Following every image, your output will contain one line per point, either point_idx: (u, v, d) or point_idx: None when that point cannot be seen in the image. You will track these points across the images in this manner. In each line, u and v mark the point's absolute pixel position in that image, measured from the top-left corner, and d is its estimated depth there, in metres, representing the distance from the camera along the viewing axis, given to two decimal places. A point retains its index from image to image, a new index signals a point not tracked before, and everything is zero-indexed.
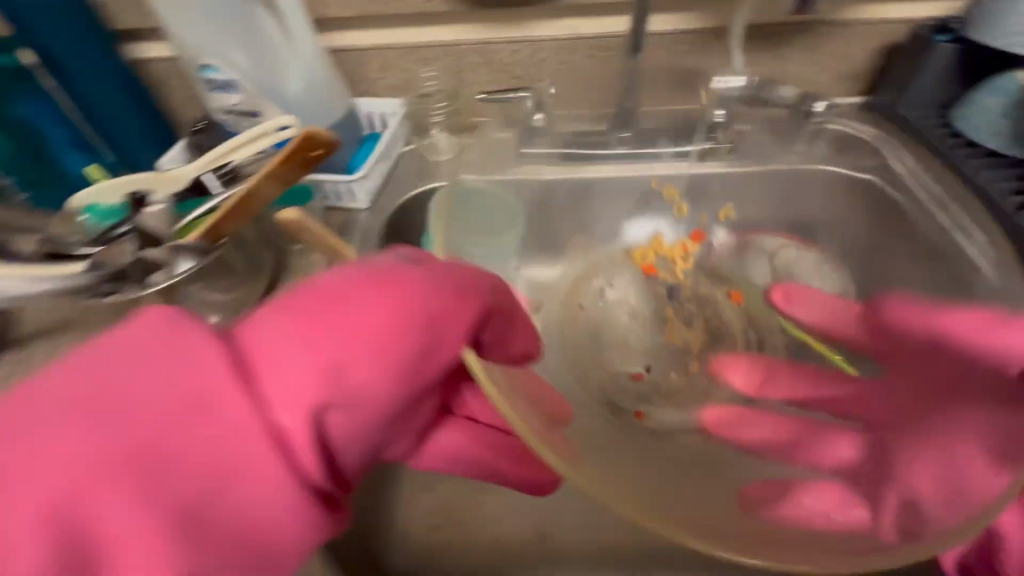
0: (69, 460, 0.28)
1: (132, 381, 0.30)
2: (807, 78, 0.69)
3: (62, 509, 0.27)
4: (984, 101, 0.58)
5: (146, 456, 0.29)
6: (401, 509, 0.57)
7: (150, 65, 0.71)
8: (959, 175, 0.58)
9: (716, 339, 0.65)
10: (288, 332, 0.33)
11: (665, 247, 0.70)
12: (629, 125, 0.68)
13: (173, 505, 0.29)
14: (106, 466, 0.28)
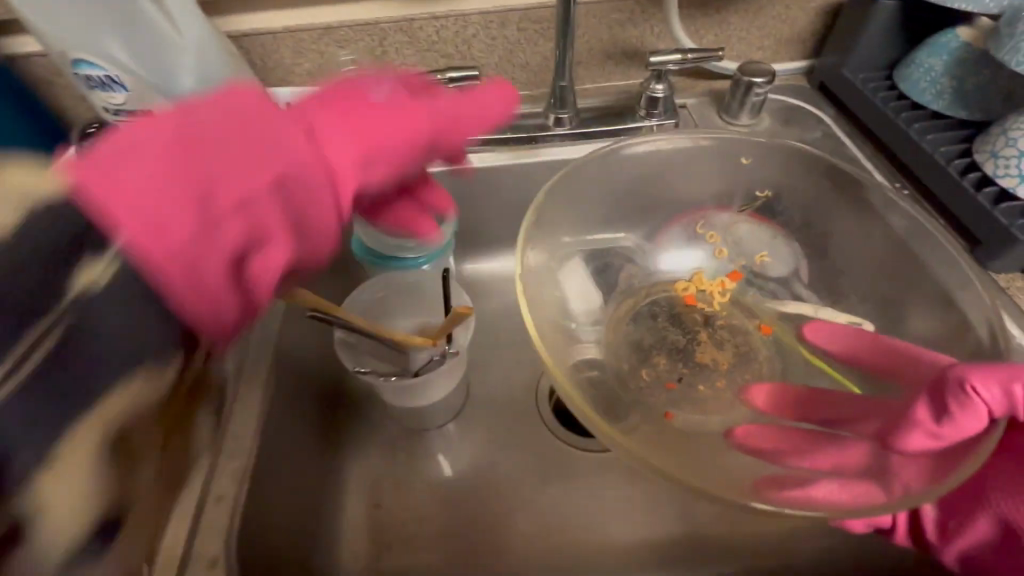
0: (254, 174, 0.25)
1: (221, 124, 0.24)
2: (753, 43, 0.65)
3: (213, 205, 0.23)
4: (928, 62, 0.56)
5: (280, 188, 0.25)
6: (343, 537, 0.53)
7: (24, 61, 0.62)
8: (905, 140, 0.56)
9: (747, 361, 0.58)
10: (332, 111, 0.29)
11: (704, 282, 0.62)
12: (566, 104, 0.63)
13: (291, 217, 0.27)
14: (262, 185, 0.25)
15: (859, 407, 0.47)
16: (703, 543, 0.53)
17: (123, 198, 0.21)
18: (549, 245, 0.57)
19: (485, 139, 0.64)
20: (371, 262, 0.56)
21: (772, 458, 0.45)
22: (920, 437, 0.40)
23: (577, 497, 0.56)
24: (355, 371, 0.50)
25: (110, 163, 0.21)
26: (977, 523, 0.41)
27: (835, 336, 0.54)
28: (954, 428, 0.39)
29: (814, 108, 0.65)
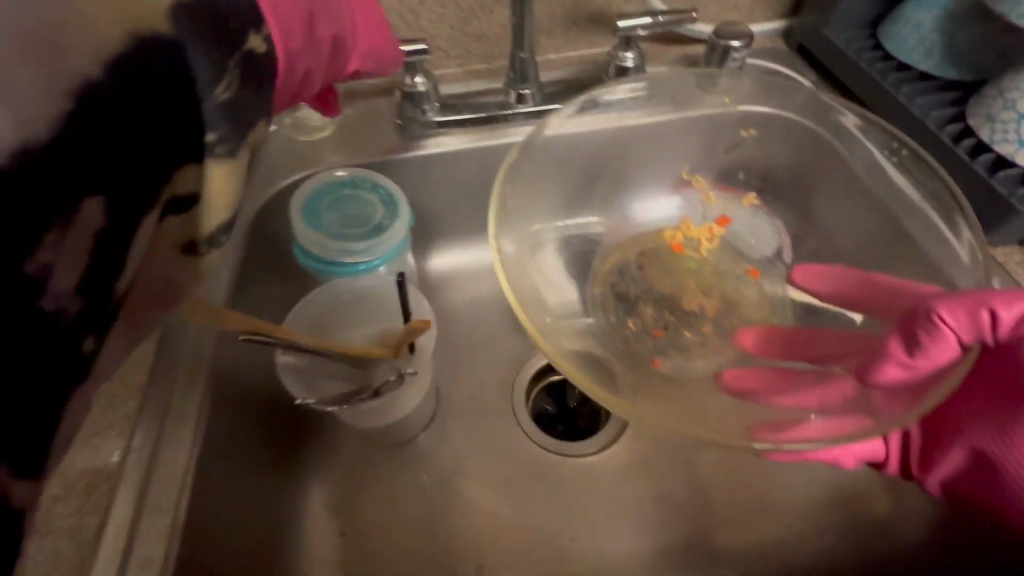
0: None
1: None
2: (728, 3, 0.60)
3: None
4: (916, 17, 0.52)
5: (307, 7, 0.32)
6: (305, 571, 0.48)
7: None
8: (892, 106, 0.52)
9: (734, 309, 0.54)
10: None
11: (692, 229, 0.58)
12: (528, 79, 0.57)
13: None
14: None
15: (839, 343, 0.46)
16: (695, 544, 0.49)
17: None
18: (523, 231, 0.51)
19: (441, 122, 0.57)
20: (317, 269, 0.49)
21: (758, 400, 0.43)
22: (894, 370, 0.39)
23: (563, 506, 0.51)
24: (301, 401, 0.43)
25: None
26: (953, 451, 0.43)
27: (820, 279, 0.51)
28: (931, 358, 0.38)
29: (793, 73, 0.60)
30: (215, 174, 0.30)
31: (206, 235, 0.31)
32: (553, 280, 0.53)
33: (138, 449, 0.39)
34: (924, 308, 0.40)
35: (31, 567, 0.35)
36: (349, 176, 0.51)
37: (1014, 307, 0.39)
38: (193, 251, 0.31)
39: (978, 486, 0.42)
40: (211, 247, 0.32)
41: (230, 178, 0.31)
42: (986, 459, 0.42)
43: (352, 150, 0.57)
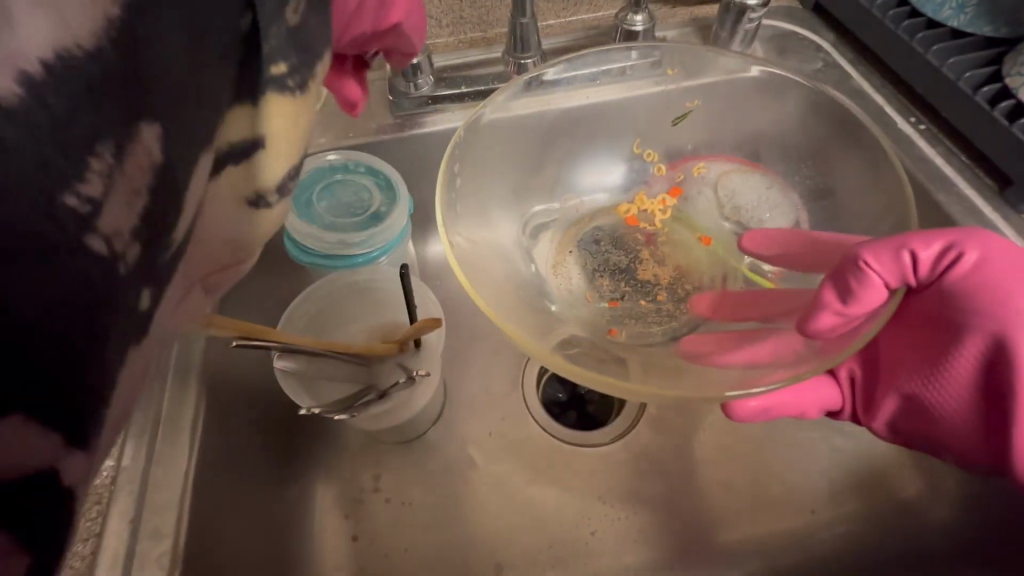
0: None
1: None
2: None
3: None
4: None
5: None
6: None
7: None
8: (923, 67, 0.48)
9: (685, 276, 0.52)
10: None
11: (646, 202, 0.56)
12: (528, 47, 0.52)
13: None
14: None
15: (783, 301, 0.44)
16: (717, 530, 0.48)
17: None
18: (493, 238, 0.49)
19: (433, 96, 0.53)
20: (312, 263, 0.45)
21: (710, 360, 0.41)
22: (831, 317, 0.37)
23: (581, 501, 0.49)
24: (307, 410, 0.40)
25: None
26: (891, 390, 0.42)
27: (768, 238, 0.48)
28: (864, 302, 0.37)
29: (808, 34, 0.56)
30: (277, 107, 0.22)
31: (270, 186, 0.23)
32: (511, 256, 0.49)
33: (130, 464, 0.36)
34: (851, 256, 0.39)
35: None
36: (341, 160, 0.47)
37: (930, 246, 0.39)
38: (261, 204, 0.23)
39: (919, 423, 0.42)
40: (279, 200, 0.24)
41: (303, 117, 0.23)
42: (926, 393, 0.41)
43: (339, 131, 0.53)
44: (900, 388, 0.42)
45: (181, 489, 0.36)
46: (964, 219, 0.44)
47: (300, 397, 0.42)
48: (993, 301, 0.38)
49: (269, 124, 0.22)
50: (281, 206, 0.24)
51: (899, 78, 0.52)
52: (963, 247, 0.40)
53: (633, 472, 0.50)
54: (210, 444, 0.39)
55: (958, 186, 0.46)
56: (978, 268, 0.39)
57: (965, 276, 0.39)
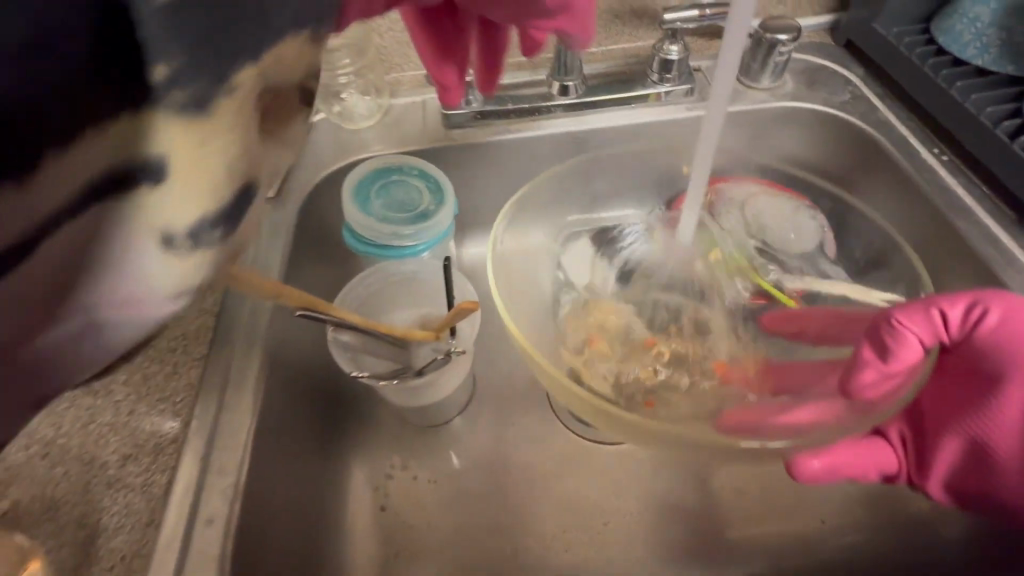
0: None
1: None
2: None
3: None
4: (972, 11, 0.52)
5: None
6: (347, 534, 0.50)
7: None
8: (946, 101, 0.51)
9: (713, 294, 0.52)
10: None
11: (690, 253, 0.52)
12: (571, 71, 0.58)
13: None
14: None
15: (816, 372, 0.43)
16: (731, 529, 0.49)
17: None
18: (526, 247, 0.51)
19: (481, 111, 0.58)
20: (367, 253, 0.51)
21: (751, 430, 0.39)
22: (873, 374, 0.38)
23: (595, 495, 0.52)
24: (358, 376, 0.45)
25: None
26: (942, 447, 0.41)
27: (796, 315, 0.48)
28: (900, 360, 0.38)
29: (838, 67, 0.59)
30: (173, 131, 0.18)
31: (182, 221, 0.19)
32: (538, 270, 0.51)
33: (207, 408, 0.42)
34: (883, 316, 0.40)
35: (105, 525, 0.37)
36: (399, 163, 0.53)
37: (954, 304, 0.40)
38: (171, 247, 0.20)
39: (979, 482, 0.40)
40: (192, 247, 0.20)
41: (212, 143, 0.19)
42: (979, 448, 0.39)
43: (398, 138, 0.59)
44: (952, 446, 0.41)
45: (246, 435, 0.41)
46: (981, 244, 0.46)
47: (349, 368, 0.47)
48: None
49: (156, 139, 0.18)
50: (198, 254, 0.20)
51: (925, 111, 0.54)
52: (987, 303, 0.40)
53: (648, 467, 0.53)
54: (270, 401, 0.45)
55: (978, 217, 0.47)
56: (1002, 323, 0.39)
57: (994, 330, 0.39)
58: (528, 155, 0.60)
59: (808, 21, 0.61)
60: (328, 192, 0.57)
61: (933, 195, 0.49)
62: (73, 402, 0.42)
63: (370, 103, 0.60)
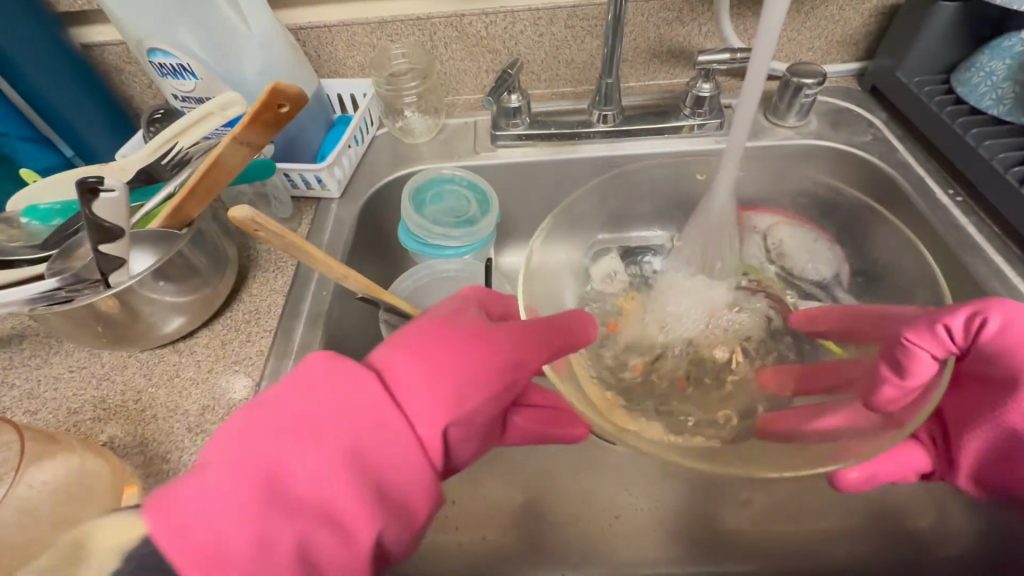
0: (328, 455, 0.30)
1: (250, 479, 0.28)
2: (804, 44, 0.64)
3: (273, 544, 0.26)
4: (990, 65, 0.55)
5: (281, 485, 0.28)
6: None
7: (104, 50, 0.64)
8: (960, 146, 0.54)
9: (737, 308, 0.55)
10: (411, 356, 0.37)
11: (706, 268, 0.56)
12: (611, 102, 0.63)
13: (289, 502, 0.28)
14: (334, 452, 0.30)
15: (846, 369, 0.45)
16: (743, 533, 0.52)
17: (211, 526, 0.25)
18: (555, 258, 0.53)
19: (526, 134, 0.65)
20: (418, 250, 0.58)
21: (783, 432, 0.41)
22: (892, 390, 0.39)
23: (613, 488, 0.55)
24: None
25: (185, 496, 0.26)
26: (966, 445, 0.44)
27: (816, 317, 0.51)
28: (910, 374, 0.39)
29: (862, 112, 0.64)
30: None
31: None
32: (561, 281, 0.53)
33: (275, 372, 0.48)
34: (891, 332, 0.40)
35: (183, 463, 0.43)
36: (458, 174, 0.59)
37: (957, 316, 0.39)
38: None
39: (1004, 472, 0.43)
40: None
41: None
42: (1001, 441, 0.43)
43: (453, 153, 0.66)
44: (979, 445, 0.43)
45: None
46: (989, 279, 0.49)
47: None
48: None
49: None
50: None
51: (943, 156, 0.58)
52: (987, 312, 0.39)
53: (664, 467, 0.56)
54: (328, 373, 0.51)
55: (987, 253, 0.50)
56: (1005, 330, 0.39)
57: (996, 338, 0.39)
58: (566, 176, 0.66)
59: (834, 69, 0.66)
60: (388, 198, 0.64)
61: (944, 232, 0.52)
62: (162, 357, 0.49)
63: (429, 122, 0.67)
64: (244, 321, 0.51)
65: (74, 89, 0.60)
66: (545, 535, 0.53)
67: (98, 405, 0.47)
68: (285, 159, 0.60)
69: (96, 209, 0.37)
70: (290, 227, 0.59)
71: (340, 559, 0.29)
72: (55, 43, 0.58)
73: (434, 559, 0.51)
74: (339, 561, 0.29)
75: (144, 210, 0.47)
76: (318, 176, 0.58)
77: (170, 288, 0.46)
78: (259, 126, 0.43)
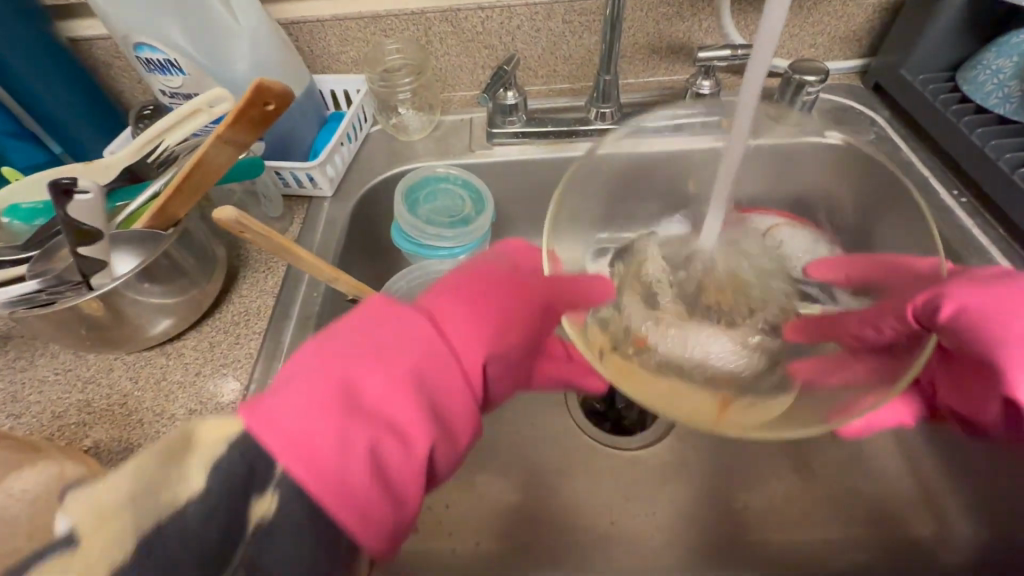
0: (392, 373, 0.29)
1: (323, 387, 0.27)
2: (807, 41, 0.62)
3: (350, 445, 0.26)
4: (996, 63, 0.53)
5: (352, 397, 0.28)
6: None
7: (92, 45, 0.63)
8: (965, 146, 0.53)
9: None
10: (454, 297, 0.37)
11: None
12: (609, 99, 0.62)
13: (360, 413, 0.27)
14: (399, 370, 0.30)
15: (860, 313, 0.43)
16: (741, 539, 0.51)
17: (295, 425, 0.24)
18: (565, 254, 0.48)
19: (522, 132, 0.64)
20: (412, 249, 0.57)
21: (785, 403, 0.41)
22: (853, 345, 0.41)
23: (609, 493, 0.54)
24: None
25: (274, 404, 0.25)
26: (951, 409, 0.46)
27: (835, 265, 0.49)
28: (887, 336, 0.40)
29: (865, 110, 0.62)
30: None
31: None
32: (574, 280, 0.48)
33: (265, 376, 0.47)
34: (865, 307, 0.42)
35: None
36: (453, 173, 0.58)
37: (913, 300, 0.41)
38: None
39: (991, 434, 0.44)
40: None
41: None
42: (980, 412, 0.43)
43: (448, 151, 0.65)
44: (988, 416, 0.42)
45: None
46: None
47: None
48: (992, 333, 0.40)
49: (171, 487, 0.21)
50: None
51: (948, 155, 0.56)
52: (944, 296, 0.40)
53: (660, 471, 0.55)
54: None
55: (992, 256, 0.49)
56: (964, 312, 0.40)
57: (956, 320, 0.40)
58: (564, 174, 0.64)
59: (837, 66, 0.65)
60: (383, 197, 0.63)
61: (948, 234, 0.51)
62: (148, 360, 0.48)
63: (423, 119, 0.66)
64: (233, 323, 0.50)
65: (61, 84, 0.59)
66: (540, 541, 0.52)
67: (82, 409, 0.46)
68: (277, 157, 0.59)
69: (69, 211, 0.37)
70: (282, 227, 0.58)
71: (409, 470, 0.28)
72: (42, 37, 0.56)
73: (427, 564, 0.51)
74: (406, 473, 0.28)
75: (129, 209, 0.46)
76: (310, 174, 0.57)
77: (155, 290, 0.45)
78: (244, 125, 0.42)
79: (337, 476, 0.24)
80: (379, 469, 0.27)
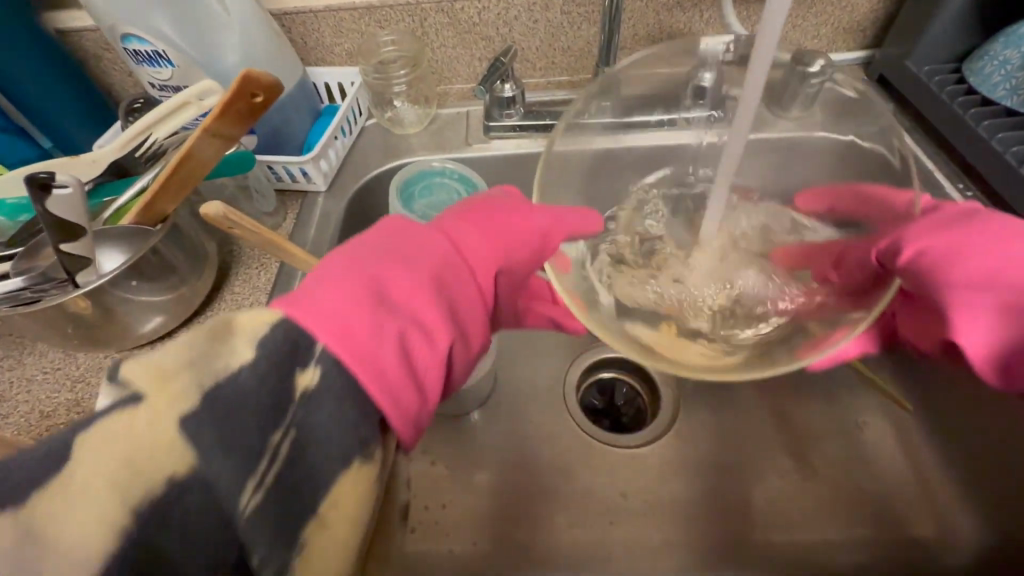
0: (419, 276, 0.30)
1: (357, 280, 0.27)
2: (811, 31, 0.61)
3: (382, 327, 0.26)
4: (1003, 53, 0.52)
5: (384, 292, 0.28)
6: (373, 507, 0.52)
7: (81, 36, 0.61)
8: (972, 139, 0.52)
9: None
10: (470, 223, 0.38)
11: None
12: None
13: (390, 304, 0.27)
14: (424, 275, 0.30)
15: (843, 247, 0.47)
16: (742, 539, 0.50)
17: (334, 307, 0.25)
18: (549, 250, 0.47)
19: (520, 125, 0.62)
20: None
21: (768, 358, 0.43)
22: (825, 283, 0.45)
23: (608, 491, 0.54)
24: None
25: (314, 295, 0.26)
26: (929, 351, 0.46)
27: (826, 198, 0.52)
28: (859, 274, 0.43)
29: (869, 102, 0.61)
30: None
31: None
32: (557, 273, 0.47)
33: None
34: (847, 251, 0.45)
35: None
36: (449, 166, 0.57)
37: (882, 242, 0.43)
38: None
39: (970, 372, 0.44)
40: None
41: None
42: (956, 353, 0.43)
43: (444, 145, 0.64)
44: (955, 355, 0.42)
45: None
46: None
47: None
48: (951, 267, 0.40)
49: (222, 357, 0.22)
50: None
51: (954, 148, 0.55)
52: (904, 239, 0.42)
53: (661, 469, 0.55)
54: None
55: None
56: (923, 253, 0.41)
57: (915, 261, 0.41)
58: None
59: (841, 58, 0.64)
60: (378, 191, 0.62)
61: None
62: None
63: (418, 113, 0.65)
64: None
65: (48, 77, 0.58)
66: (538, 540, 0.51)
67: (72, 409, 0.45)
68: (270, 151, 0.58)
69: (49, 207, 0.36)
70: (275, 222, 0.57)
71: (434, 361, 0.28)
72: (28, 28, 0.55)
73: (425, 565, 0.50)
74: (432, 364, 0.28)
75: (116, 204, 0.45)
76: (304, 168, 0.56)
77: (143, 288, 0.44)
78: (231, 117, 0.41)
79: (367, 355, 0.25)
80: (407, 355, 0.27)
